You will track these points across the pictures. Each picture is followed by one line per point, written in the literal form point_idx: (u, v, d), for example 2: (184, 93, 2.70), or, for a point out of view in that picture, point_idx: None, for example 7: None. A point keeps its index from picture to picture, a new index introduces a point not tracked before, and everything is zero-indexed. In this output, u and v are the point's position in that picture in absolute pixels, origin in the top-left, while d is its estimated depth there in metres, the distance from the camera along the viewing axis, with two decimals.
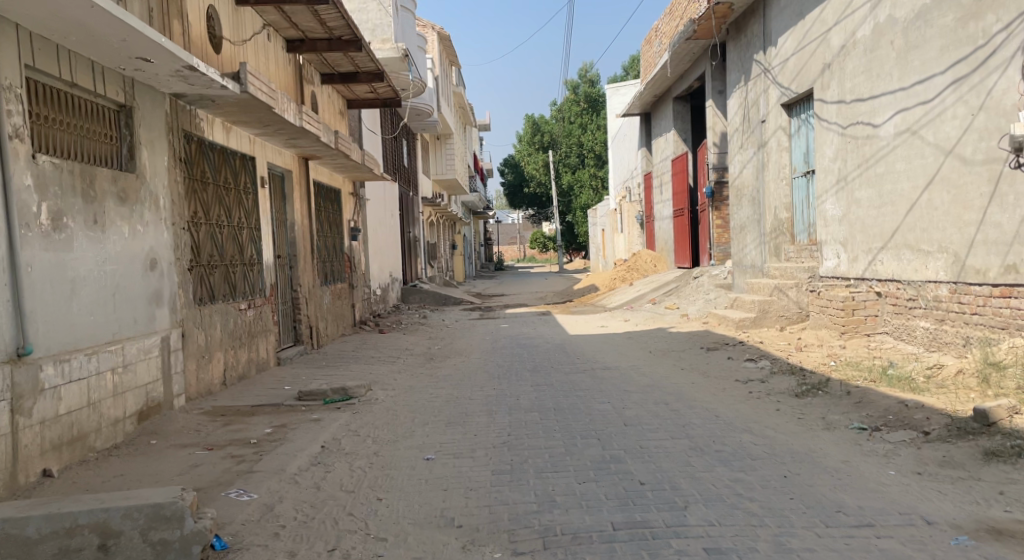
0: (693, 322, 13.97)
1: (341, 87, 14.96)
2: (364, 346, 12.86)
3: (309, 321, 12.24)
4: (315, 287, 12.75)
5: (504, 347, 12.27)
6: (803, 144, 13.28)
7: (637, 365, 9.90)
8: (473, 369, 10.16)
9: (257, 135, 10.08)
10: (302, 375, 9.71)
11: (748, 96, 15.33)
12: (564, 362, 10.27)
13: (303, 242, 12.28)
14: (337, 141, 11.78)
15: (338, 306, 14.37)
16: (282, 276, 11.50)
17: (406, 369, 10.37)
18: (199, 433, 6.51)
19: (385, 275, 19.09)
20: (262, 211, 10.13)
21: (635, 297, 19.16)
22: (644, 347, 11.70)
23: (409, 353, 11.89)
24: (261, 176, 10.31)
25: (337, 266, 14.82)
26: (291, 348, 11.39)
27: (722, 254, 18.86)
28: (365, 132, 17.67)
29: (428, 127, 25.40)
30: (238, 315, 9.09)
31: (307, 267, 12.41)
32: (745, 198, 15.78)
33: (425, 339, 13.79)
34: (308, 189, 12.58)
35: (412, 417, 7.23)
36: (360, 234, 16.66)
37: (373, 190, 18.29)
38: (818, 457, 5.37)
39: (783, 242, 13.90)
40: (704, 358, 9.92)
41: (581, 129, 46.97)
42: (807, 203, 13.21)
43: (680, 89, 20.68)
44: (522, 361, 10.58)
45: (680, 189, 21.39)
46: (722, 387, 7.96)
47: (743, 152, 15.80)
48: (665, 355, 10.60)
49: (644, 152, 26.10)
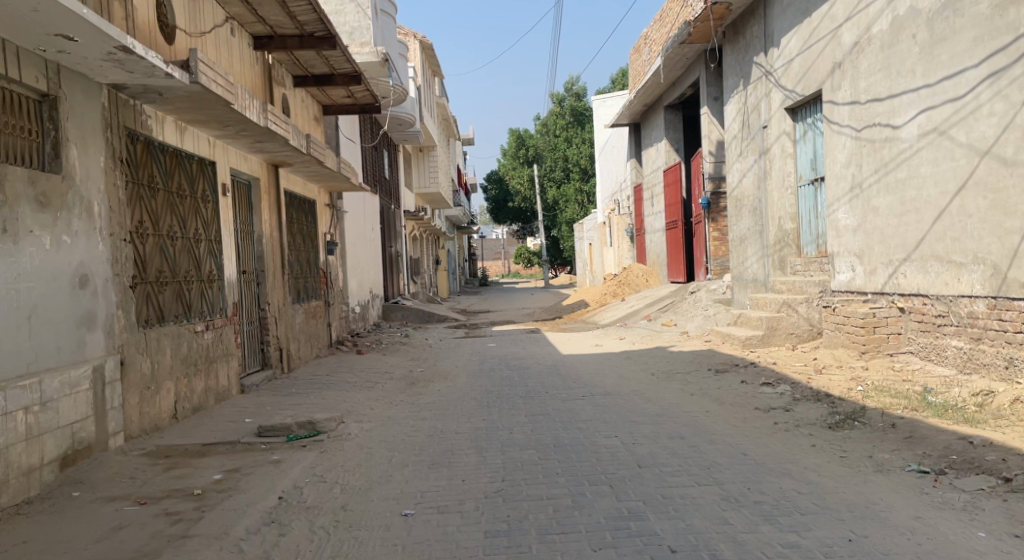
0: (694, 340, 13.07)
1: (316, 91, 14.00)
2: (340, 369, 11.85)
3: (278, 343, 11.26)
4: (285, 306, 11.74)
5: (493, 369, 11.30)
6: (810, 150, 12.40)
7: (640, 390, 8.97)
8: (460, 395, 9.19)
9: (218, 138, 9.10)
10: (267, 406, 8.69)
11: (748, 100, 14.48)
12: (560, 387, 9.32)
13: (273, 256, 11.31)
14: (310, 147, 10.80)
15: (313, 326, 13.39)
16: (248, 293, 10.49)
17: (384, 396, 9.38)
18: (133, 482, 5.54)
19: (364, 292, 18.06)
20: (222, 222, 9.15)
21: (628, 313, 18.23)
22: (645, 368, 10.79)
23: (387, 377, 10.87)
24: (223, 184, 9.32)
25: (312, 282, 13.84)
26: (258, 373, 10.38)
27: (719, 268, 17.93)
28: (342, 141, 16.67)
29: (410, 138, 24.47)
30: (192, 338, 8.10)
31: (277, 284, 11.43)
32: (745, 209, 14.94)
33: (406, 360, 12.77)
34: (279, 200, 11.62)
35: (390, 456, 6.27)
36: (337, 248, 15.69)
37: (352, 202, 17.34)
38: (880, 513, 4.47)
39: (789, 254, 13.02)
40: (714, 381, 9.02)
41: (567, 142, 46.35)
42: (815, 213, 12.33)
43: (672, 97, 19.84)
44: (514, 386, 9.64)
45: (673, 201, 20.52)
46: (742, 418, 7.04)
47: (743, 159, 14.96)
48: (669, 378, 9.68)
49: (633, 164, 25.28)
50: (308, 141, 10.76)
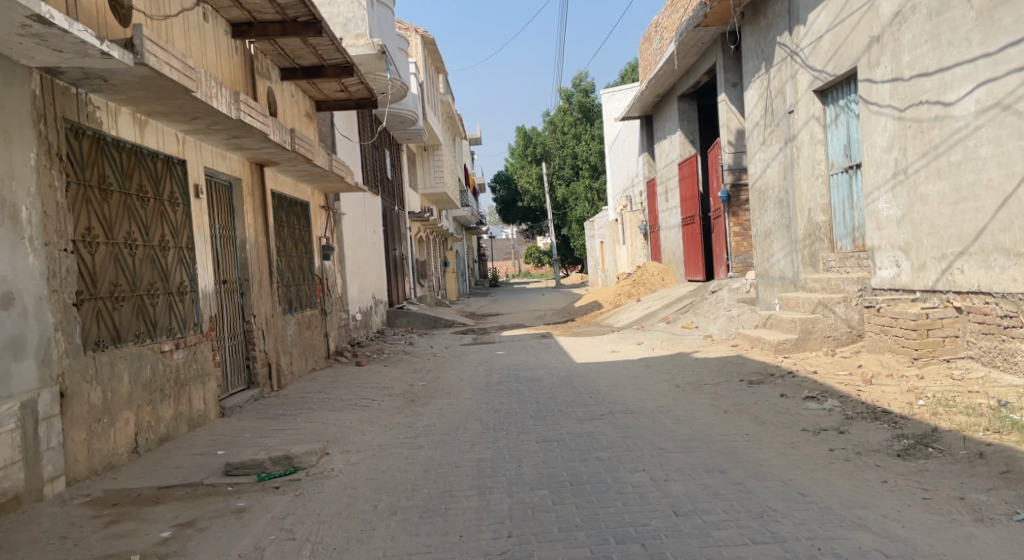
0: (719, 344, 12.05)
1: (306, 85, 13.03)
2: (335, 384, 10.88)
3: (267, 358, 10.29)
4: (274, 316, 10.75)
5: (502, 382, 10.32)
6: (843, 135, 11.35)
7: (665, 405, 7.99)
8: (464, 415, 8.21)
9: (189, 134, 8.13)
10: (250, 432, 7.74)
11: (771, 84, 13.45)
12: (576, 403, 8.33)
13: (259, 264, 10.35)
14: (296, 144, 9.81)
15: (308, 337, 12.42)
16: (230, 304, 9.51)
17: (382, 417, 8.45)
18: (62, 545, 4.65)
19: (366, 298, 17.07)
20: (194, 226, 8.18)
21: (645, 315, 17.21)
22: (669, 378, 9.78)
23: (386, 393, 9.92)
24: (196, 184, 8.34)
25: (306, 290, 12.86)
26: (243, 393, 9.40)
27: (741, 265, 16.90)
28: (338, 139, 15.69)
29: (413, 136, 23.53)
30: (158, 359, 7.12)
31: (264, 292, 10.45)
32: (770, 201, 13.91)
33: (408, 372, 11.81)
34: (265, 202, 10.66)
35: (377, 499, 5.31)
36: (334, 253, 14.73)
37: (350, 203, 16.38)
38: None
39: (821, 249, 11.99)
40: (748, 394, 8.03)
41: (575, 139, 45.56)
42: (851, 204, 11.29)
43: (687, 85, 18.83)
44: (525, 402, 8.66)
45: (689, 195, 19.45)
46: (790, 443, 6.05)
47: (767, 148, 13.93)
48: (696, 390, 8.69)
49: (645, 158, 24.27)
50: (293, 137, 9.78)
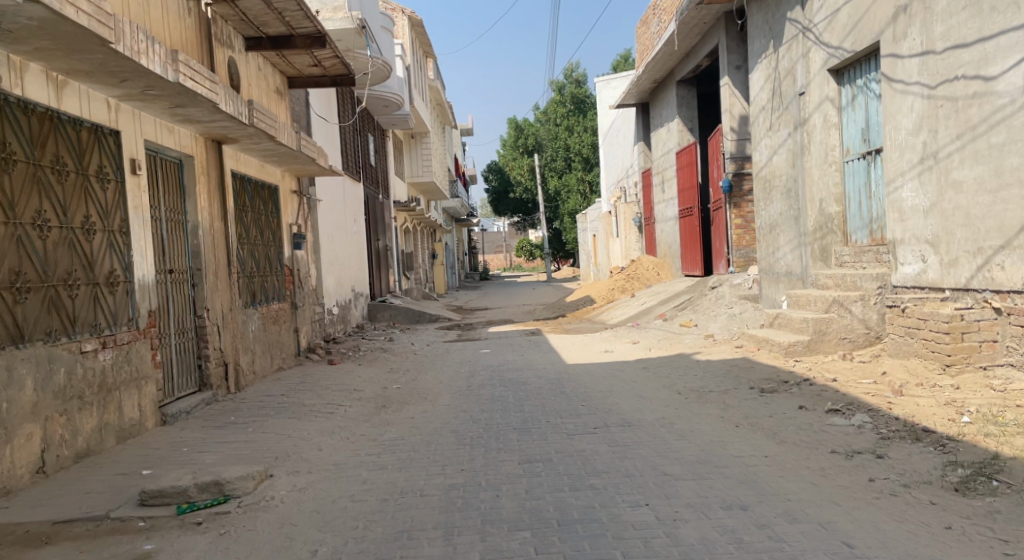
0: (722, 346, 11.06)
1: (274, 57, 11.99)
2: (301, 386, 9.85)
3: (223, 357, 9.24)
4: (234, 311, 9.70)
5: (484, 385, 9.31)
6: (861, 118, 10.38)
7: (667, 417, 7.02)
8: (438, 425, 7.21)
9: (121, 100, 7.11)
10: (190, 444, 6.73)
11: (780, 64, 12.48)
12: (565, 413, 7.34)
13: (215, 253, 9.30)
14: (254, 117, 8.76)
15: (274, 333, 11.36)
16: (178, 296, 8.47)
17: (345, 425, 7.45)
18: None
19: (344, 291, 15.99)
20: (130, 207, 7.19)
21: (640, 311, 16.23)
22: (669, 383, 8.80)
23: (354, 398, 8.91)
24: (133, 159, 7.33)
25: (274, 281, 11.80)
26: (192, 397, 8.38)
27: (742, 260, 15.93)
28: (314, 120, 14.64)
29: (399, 122, 22.47)
30: (76, 361, 6.16)
31: (221, 283, 9.39)
32: (777, 191, 12.96)
33: (383, 372, 10.80)
34: (224, 184, 9.60)
35: (317, 543, 4.37)
36: (308, 242, 13.66)
37: (328, 189, 15.31)
38: None
39: (834, 243, 11.03)
40: (761, 405, 7.05)
41: (568, 132, 44.56)
42: (869, 193, 10.31)
43: (687, 70, 17.87)
44: (508, 410, 7.67)
45: (688, 185, 18.44)
46: (817, 469, 5.10)
47: (774, 134, 12.97)
48: (699, 399, 7.71)
49: (642, 147, 23.26)
50: (252, 109, 8.73)
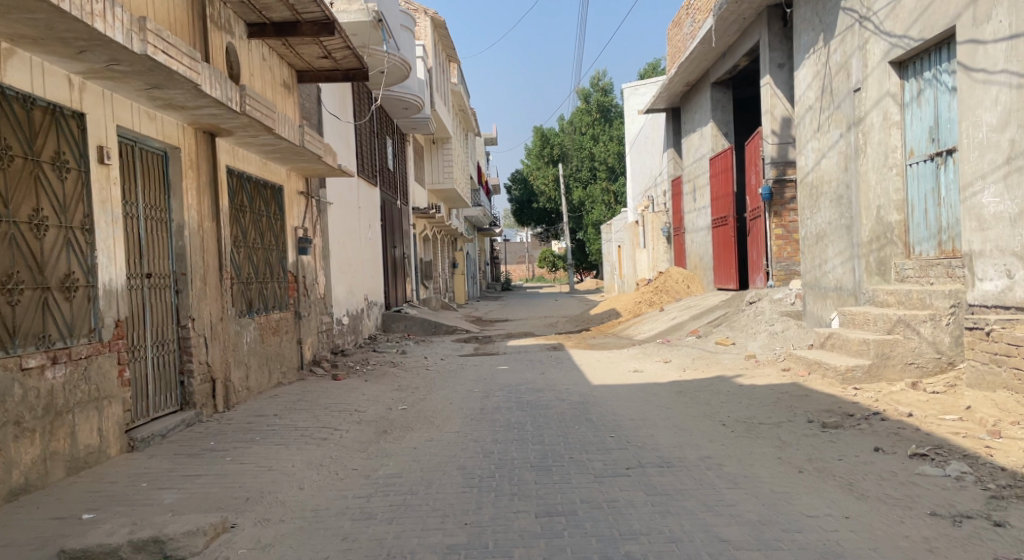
0: (766, 368, 9.90)
1: (280, 46, 10.67)
2: (299, 404, 8.60)
3: (210, 372, 7.94)
4: (227, 319, 8.37)
5: (499, 409, 8.21)
6: (928, 115, 9.41)
7: (713, 455, 5.92)
8: (444, 459, 6.15)
9: (88, 78, 6.19)
10: (150, 478, 5.72)
11: (831, 58, 11.43)
12: (592, 447, 6.26)
13: (205, 257, 8.00)
14: (247, 105, 7.61)
15: (273, 346, 9.84)
16: (154, 304, 7.22)
17: (337, 456, 6.41)
18: None
19: (356, 300, 14.91)
20: (96, 201, 6.22)
21: (670, 326, 15.17)
22: (710, 411, 7.70)
23: (353, 420, 7.85)
24: (103, 145, 6.35)
25: (277, 289, 10.35)
26: (169, 419, 7.18)
27: (782, 274, 14.76)
28: (327, 118, 13.17)
29: (419, 125, 21.55)
30: (13, 381, 5.32)
31: (211, 289, 8.07)
32: (825, 198, 11.88)
33: (389, 390, 9.74)
34: (217, 180, 8.29)
35: None
36: (316, 247, 12.24)
37: (338, 191, 13.85)
38: None
39: (893, 255, 9.97)
40: (827, 445, 5.95)
41: (592, 141, 43.66)
42: (937, 200, 9.26)
43: (723, 71, 16.81)
44: (526, 441, 6.62)
45: (722, 192, 17.36)
46: (920, 543, 4.12)
47: (824, 135, 11.84)
48: (749, 433, 6.60)
49: (672, 154, 22.20)
50: (243, 94, 7.57)
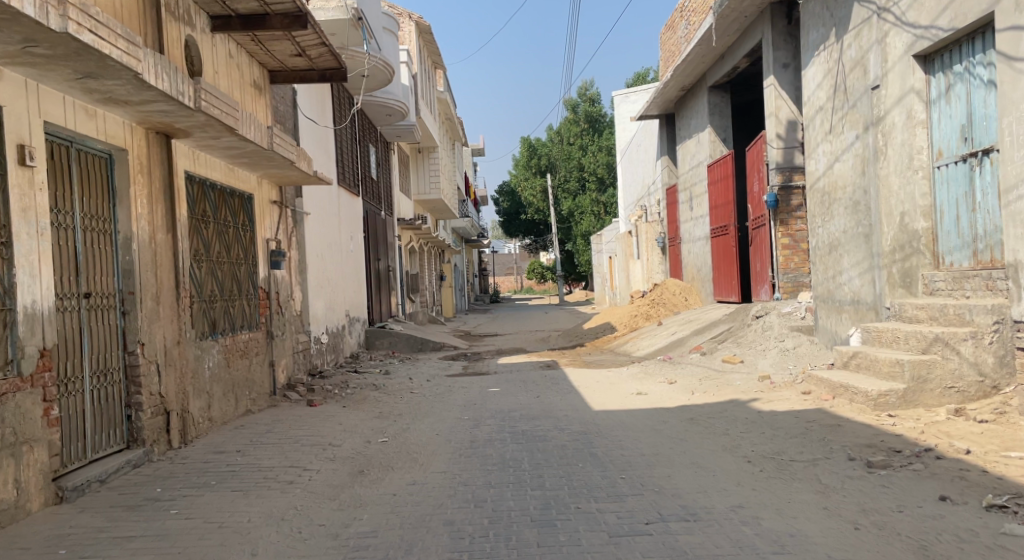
0: (784, 391, 9.03)
1: (248, 42, 9.23)
2: (266, 438, 7.59)
3: (163, 404, 6.92)
4: (184, 343, 7.36)
5: (491, 442, 7.25)
6: (959, 112, 8.59)
7: (746, 505, 5.00)
8: (428, 510, 5.22)
9: (7, 66, 5.27)
10: (75, 543, 4.78)
11: (845, 55, 10.60)
12: (602, 494, 5.35)
13: (157, 273, 6.98)
14: (202, 101, 6.47)
15: (241, 371, 8.77)
16: (93, 327, 6.23)
17: (303, 505, 5.47)
18: None
19: (336, 317, 13.90)
20: (16, 211, 5.29)
21: (672, 342, 14.26)
22: (731, 444, 6.80)
23: (325, 457, 6.86)
24: (26, 144, 5.41)
25: (248, 308, 9.32)
26: (111, 460, 6.19)
27: (790, 286, 13.94)
28: (304, 123, 12.04)
29: (404, 132, 20.62)
30: None
31: (165, 309, 7.07)
32: (839, 204, 11.03)
33: (370, 419, 8.75)
34: (174, 188, 7.27)
35: None
36: (291, 260, 11.17)
37: (315, 198, 12.75)
38: None
39: (921, 266, 9.13)
40: (879, 491, 5.07)
41: (581, 150, 43.01)
42: (972, 205, 8.45)
43: (722, 73, 15.97)
44: (525, 483, 5.72)
45: (722, 200, 16.49)
46: None
47: (839, 137, 10.96)
48: (783, 474, 5.68)
49: (666, 162, 21.39)
50: (199, 88, 6.44)
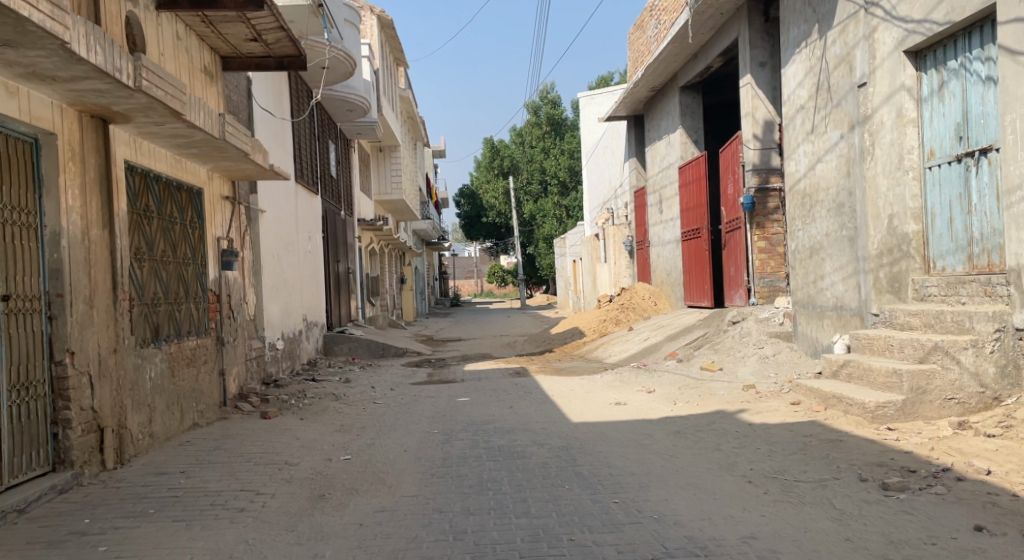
0: (771, 402, 8.55)
1: (198, 23, 8.50)
2: (214, 456, 6.90)
3: (96, 420, 6.21)
4: (121, 353, 6.63)
5: (465, 460, 6.63)
6: (953, 110, 8.14)
7: (758, 535, 4.54)
8: (401, 544, 4.63)
9: None
10: None
11: (827, 51, 10.10)
12: (597, 523, 4.80)
13: (91, 273, 6.26)
14: (143, 80, 5.78)
15: (186, 382, 8.04)
16: (12, 334, 5.50)
17: (257, 539, 4.85)
18: None
19: (291, 322, 13.13)
20: None
21: (644, 349, 13.75)
22: (726, 461, 6.28)
23: (280, 478, 6.20)
24: None
25: (195, 313, 8.56)
26: (33, 487, 5.49)
27: (765, 290, 13.52)
28: (259, 115, 11.29)
29: (365, 129, 19.90)
30: None
31: (98, 315, 6.32)
32: (820, 207, 10.56)
33: (330, 433, 8.07)
34: (111, 179, 6.55)
35: None
36: (243, 261, 10.40)
37: (269, 196, 11.98)
38: None
39: (910, 270, 8.63)
40: (903, 519, 4.59)
41: (543, 154, 42.67)
42: (967, 207, 8.01)
43: (694, 73, 15.54)
44: (507, 509, 5.14)
45: (694, 203, 16.01)
46: None
47: (820, 137, 10.45)
48: (791, 497, 5.17)
49: (634, 164, 20.93)
50: (138, 65, 5.74)
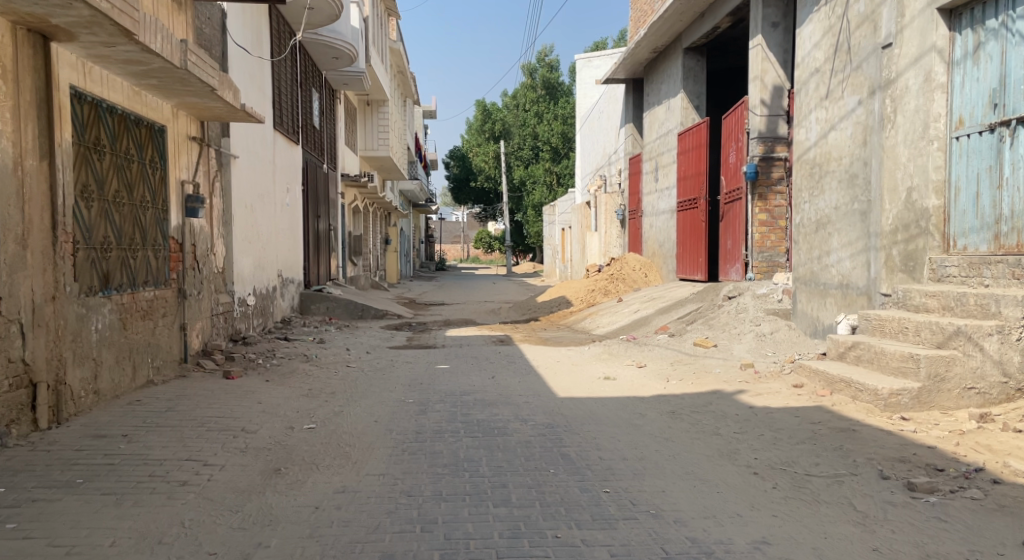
0: (772, 383, 7.98)
1: None
2: (164, 418, 6.25)
3: (26, 374, 5.55)
4: (61, 300, 5.94)
5: (440, 435, 6.01)
6: (989, 76, 7.49)
7: (772, 541, 4.00)
8: (363, 534, 4.05)
9: None
10: None
11: (850, 10, 9.41)
12: (586, 517, 4.23)
13: (26, 209, 5.58)
14: None
15: (141, 335, 7.36)
16: None
17: (195, 520, 4.24)
18: None
19: (264, 278, 12.38)
20: None
21: (634, 321, 13.14)
22: (728, 447, 5.69)
23: (233, 448, 5.55)
24: None
25: (154, 261, 7.85)
26: None
27: (764, 266, 12.80)
28: (234, 53, 10.49)
29: (352, 80, 19.07)
30: None
31: (34, 256, 5.66)
32: (830, 178, 9.90)
33: (296, 398, 7.42)
34: (54, 105, 5.85)
35: None
36: (211, 207, 9.65)
37: (243, 140, 11.17)
38: None
39: (928, 248, 8.00)
40: (934, 529, 4.03)
41: (536, 118, 41.81)
42: (997, 181, 7.41)
43: (699, 33, 14.84)
44: (483, 495, 4.54)
45: (693, 171, 15.29)
46: None
47: (834, 102, 9.76)
48: (804, 494, 4.57)
49: (631, 130, 20.19)
50: None
